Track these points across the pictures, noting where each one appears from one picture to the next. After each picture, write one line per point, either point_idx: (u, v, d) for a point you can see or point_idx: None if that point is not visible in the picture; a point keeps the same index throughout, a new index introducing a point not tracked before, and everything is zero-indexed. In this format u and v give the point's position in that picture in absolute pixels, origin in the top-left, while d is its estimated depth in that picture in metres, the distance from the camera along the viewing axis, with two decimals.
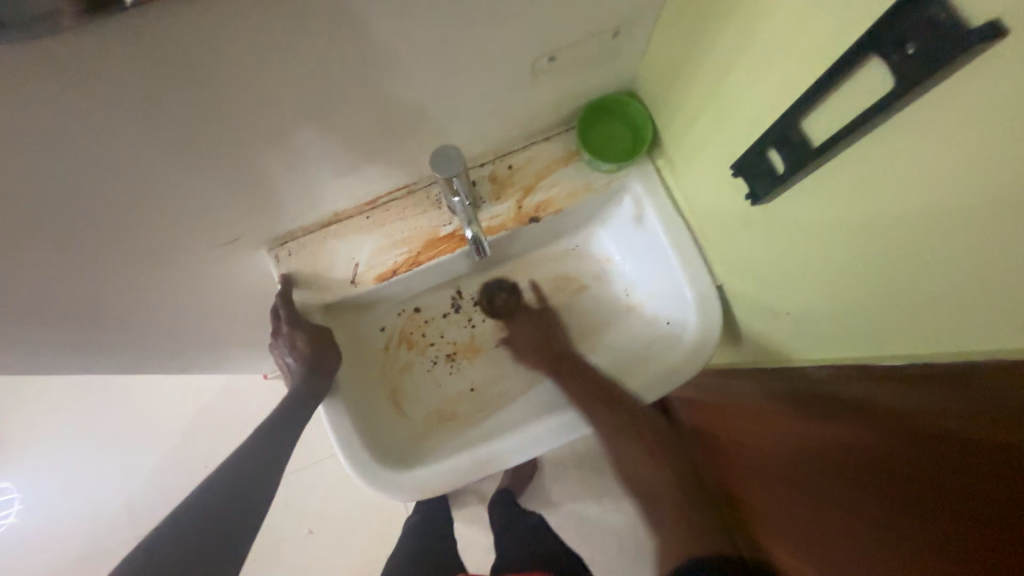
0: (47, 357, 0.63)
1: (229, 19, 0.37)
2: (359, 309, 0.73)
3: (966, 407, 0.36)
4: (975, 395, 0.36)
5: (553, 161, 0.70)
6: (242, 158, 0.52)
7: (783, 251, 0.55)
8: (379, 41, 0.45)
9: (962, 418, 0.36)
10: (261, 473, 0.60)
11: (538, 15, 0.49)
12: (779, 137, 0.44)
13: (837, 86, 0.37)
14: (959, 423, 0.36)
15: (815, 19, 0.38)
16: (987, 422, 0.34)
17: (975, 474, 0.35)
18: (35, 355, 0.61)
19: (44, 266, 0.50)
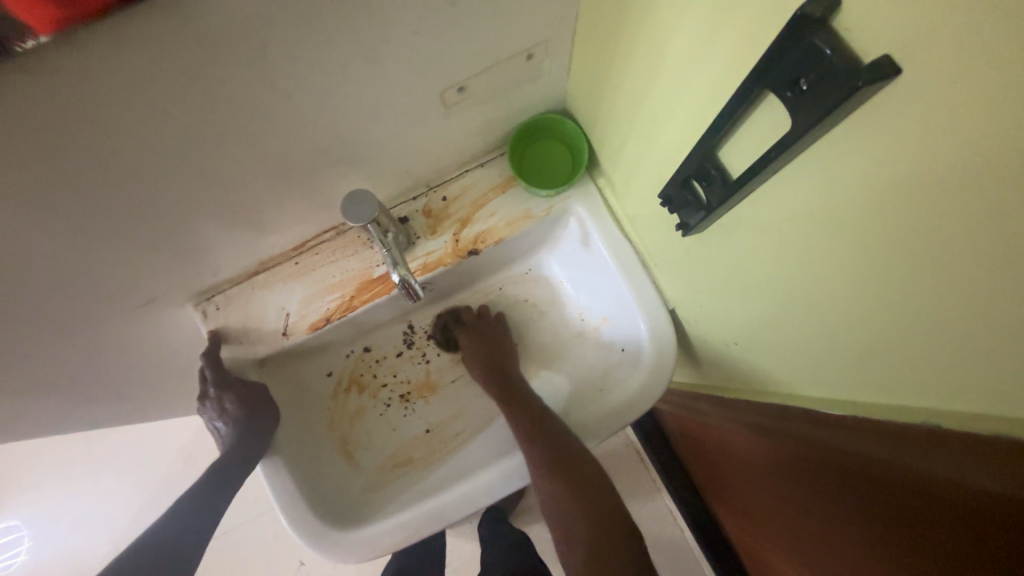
0: None
1: (60, 95, 0.33)
2: (301, 357, 0.70)
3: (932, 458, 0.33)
4: (933, 445, 0.32)
5: (489, 189, 0.67)
6: (135, 224, 0.48)
7: (726, 280, 0.51)
8: (256, 92, 0.41)
9: (934, 468, 0.33)
10: (192, 532, 0.56)
11: (434, 48, 0.45)
12: (697, 168, 0.41)
13: (742, 118, 0.34)
14: (933, 473, 0.33)
15: (717, 41, 0.34)
16: (962, 479, 0.30)
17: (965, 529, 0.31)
18: None
19: None
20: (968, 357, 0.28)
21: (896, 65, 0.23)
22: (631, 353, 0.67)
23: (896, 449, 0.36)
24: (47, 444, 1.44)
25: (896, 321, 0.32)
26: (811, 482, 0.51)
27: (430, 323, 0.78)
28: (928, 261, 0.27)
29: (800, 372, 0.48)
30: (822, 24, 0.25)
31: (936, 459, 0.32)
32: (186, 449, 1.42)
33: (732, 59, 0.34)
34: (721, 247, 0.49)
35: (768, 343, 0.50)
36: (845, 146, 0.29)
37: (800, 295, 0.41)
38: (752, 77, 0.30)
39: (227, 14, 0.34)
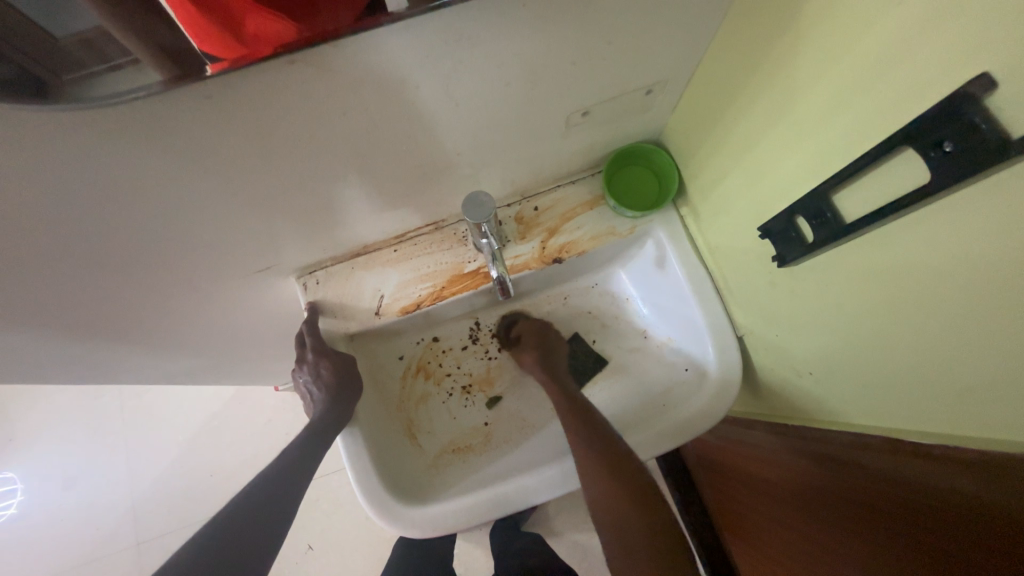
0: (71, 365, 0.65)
1: (290, 78, 0.39)
2: (381, 337, 0.75)
3: (982, 487, 0.40)
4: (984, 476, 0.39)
5: (579, 205, 0.72)
6: (280, 194, 0.54)
7: (811, 311, 0.55)
8: (425, 98, 0.48)
9: (979, 493, 0.40)
10: (283, 495, 0.60)
11: (577, 77, 0.51)
12: (811, 208, 0.47)
13: (875, 168, 0.39)
14: (977, 498, 0.40)
15: (854, 102, 0.40)
16: (1007, 502, 0.38)
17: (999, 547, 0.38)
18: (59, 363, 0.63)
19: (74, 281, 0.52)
20: None
21: None
22: (696, 374, 0.71)
23: (985, 482, 0.39)
24: (85, 393, 1.50)
25: (1010, 356, 0.35)
26: (869, 513, 0.54)
27: (496, 322, 0.82)
28: None
29: (876, 405, 0.51)
30: (975, 101, 0.31)
31: (1005, 492, 0.38)
32: (216, 418, 1.45)
33: (864, 117, 0.39)
34: (811, 281, 0.53)
35: (843, 378, 0.54)
36: (972, 206, 0.34)
37: (896, 332, 0.45)
38: (896, 135, 0.36)
39: (440, 32, 0.40)
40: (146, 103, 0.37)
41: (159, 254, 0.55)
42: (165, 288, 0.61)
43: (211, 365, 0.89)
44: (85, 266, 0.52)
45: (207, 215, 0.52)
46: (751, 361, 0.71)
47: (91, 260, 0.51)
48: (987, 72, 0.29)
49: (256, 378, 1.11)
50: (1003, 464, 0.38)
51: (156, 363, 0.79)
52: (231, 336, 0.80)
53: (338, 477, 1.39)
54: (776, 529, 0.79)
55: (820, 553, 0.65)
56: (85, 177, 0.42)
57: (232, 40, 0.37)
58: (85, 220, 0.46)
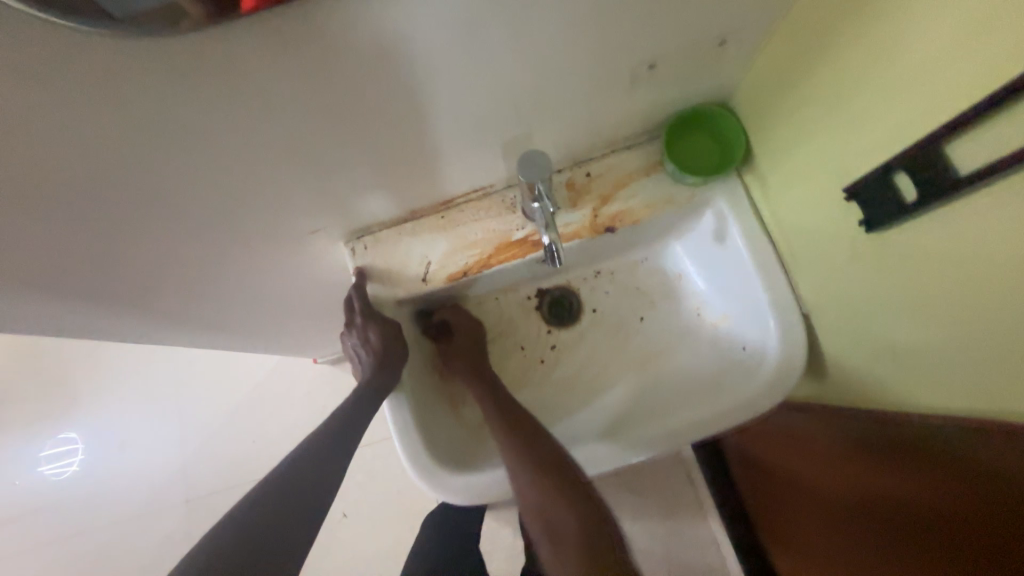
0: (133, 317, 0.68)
1: (351, 19, 0.37)
2: (426, 306, 0.74)
3: None
4: None
5: (633, 172, 0.68)
6: (333, 151, 0.53)
7: (893, 284, 0.50)
8: (485, 49, 0.45)
9: None
10: (331, 456, 0.61)
11: (646, 25, 0.47)
12: (913, 164, 0.42)
13: (1002, 112, 0.34)
14: None
15: (978, 40, 0.35)
16: None
17: None
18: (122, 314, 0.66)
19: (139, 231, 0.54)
20: None
21: None
22: (753, 354, 0.67)
23: None
24: (138, 358, 1.58)
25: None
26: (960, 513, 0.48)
27: (539, 295, 0.80)
28: None
29: (968, 390, 0.46)
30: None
31: None
32: (258, 387, 1.51)
33: (990, 54, 0.34)
34: (897, 252, 0.48)
35: (930, 358, 0.49)
36: None
37: (1000, 306, 0.40)
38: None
39: None
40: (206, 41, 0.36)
41: (216, 210, 0.56)
42: (221, 247, 0.62)
43: (258, 329, 0.91)
44: (146, 217, 0.53)
45: (264, 170, 0.52)
46: (816, 343, 0.66)
47: (153, 213, 0.52)
48: None
49: (298, 347, 1.14)
50: None
51: (207, 324, 0.82)
52: (278, 300, 0.81)
53: (372, 451, 1.42)
54: (829, 533, 0.74)
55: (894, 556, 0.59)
56: (151, 125, 0.42)
57: None
58: (148, 169, 0.47)
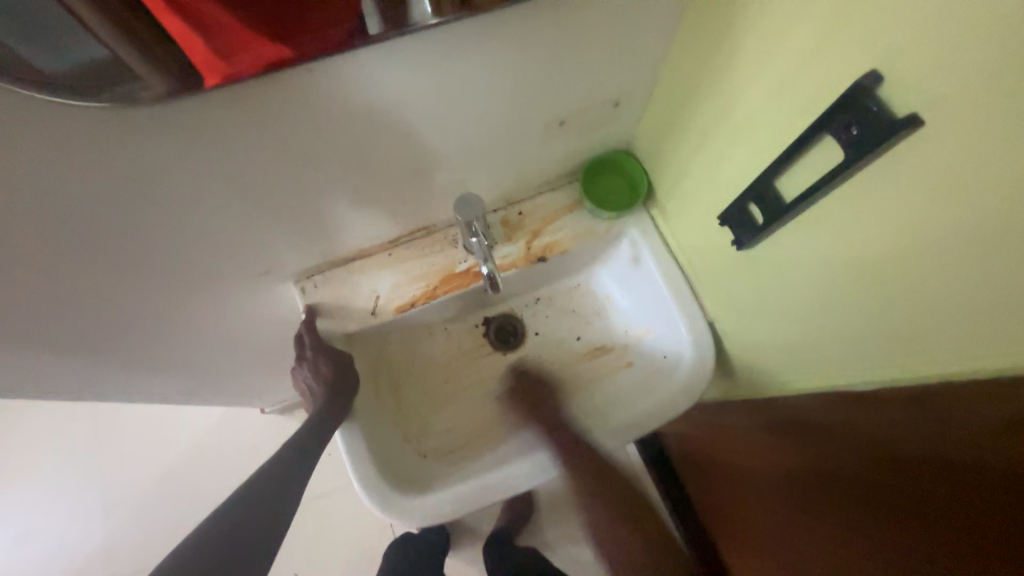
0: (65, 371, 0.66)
1: (301, 85, 0.45)
2: (376, 338, 0.78)
3: (952, 430, 0.40)
4: (951, 415, 0.41)
5: (559, 209, 0.78)
6: (284, 197, 0.58)
7: (765, 289, 0.62)
8: (419, 108, 0.54)
9: (953, 442, 0.40)
10: (279, 493, 0.61)
11: (552, 90, 0.58)
12: (758, 194, 0.54)
13: (804, 154, 0.46)
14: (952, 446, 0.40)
15: (780, 105, 0.48)
16: (973, 444, 0.38)
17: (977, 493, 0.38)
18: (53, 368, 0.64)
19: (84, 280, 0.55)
20: (960, 334, 0.39)
21: (920, 120, 0.35)
22: (673, 361, 0.76)
23: (944, 413, 0.41)
24: (54, 428, 1.44)
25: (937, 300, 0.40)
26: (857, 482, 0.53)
27: (486, 323, 0.86)
28: (928, 259, 0.39)
29: (827, 369, 0.57)
30: (869, 91, 0.38)
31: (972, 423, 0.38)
32: (197, 446, 1.41)
33: (790, 112, 0.47)
34: (764, 263, 0.60)
35: (799, 348, 0.60)
36: (873, 181, 0.41)
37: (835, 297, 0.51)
38: (814, 123, 0.43)
39: (434, 44, 0.46)
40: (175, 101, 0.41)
41: (165, 257, 0.58)
42: (168, 294, 0.64)
43: (202, 380, 0.89)
44: (92, 268, 0.54)
45: (217, 216, 0.56)
46: (723, 347, 0.76)
47: (99, 262, 0.54)
48: (874, 68, 0.37)
49: (245, 397, 1.10)
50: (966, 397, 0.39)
51: (148, 379, 0.80)
52: (225, 347, 0.81)
53: (326, 501, 1.35)
54: (767, 517, 0.76)
55: (809, 532, 0.63)
56: (109, 177, 0.46)
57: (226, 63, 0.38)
58: (100, 219, 0.49)
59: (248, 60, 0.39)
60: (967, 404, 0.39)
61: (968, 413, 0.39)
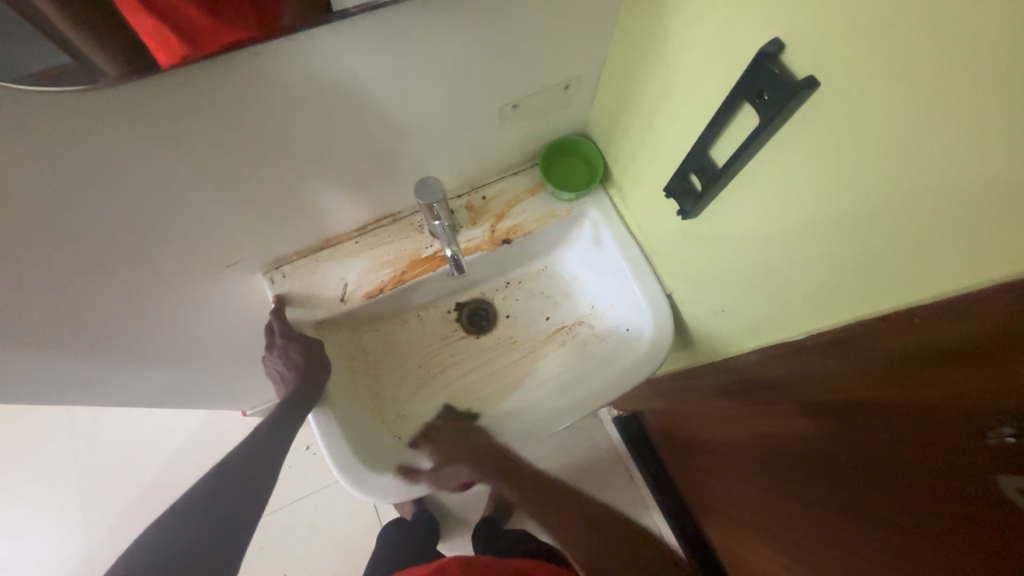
0: (33, 370, 0.66)
1: (251, 72, 0.46)
2: (348, 325, 0.79)
3: (865, 368, 0.44)
4: (866, 352, 0.44)
5: (521, 192, 0.81)
6: (245, 186, 0.60)
7: (711, 257, 0.65)
8: (372, 94, 0.56)
9: (872, 389, 0.43)
10: (256, 468, 0.63)
11: (502, 74, 0.61)
12: (695, 164, 0.57)
13: (729, 122, 0.50)
14: (873, 393, 0.43)
15: (709, 79, 0.51)
16: (886, 387, 0.41)
17: (920, 441, 0.40)
18: (19, 368, 0.64)
19: (46, 277, 0.55)
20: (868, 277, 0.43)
21: (817, 80, 0.39)
22: (636, 334, 0.80)
23: (864, 355, 0.44)
24: (29, 440, 1.41)
25: (857, 255, 0.44)
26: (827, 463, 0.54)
27: (457, 307, 0.88)
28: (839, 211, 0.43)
29: (766, 328, 0.61)
30: (774, 58, 0.42)
31: (887, 352, 0.41)
32: (178, 451, 1.38)
33: (717, 84, 0.50)
34: (709, 232, 0.63)
35: (744, 310, 0.64)
36: (788, 143, 0.45)
37: (769, 257, 0.55)
38: (733, 92, 0.47)
39: (379, 30, 0.48)
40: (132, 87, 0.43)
41: (128, 250, 0.59)
42: (134, 289, 0.64)
43: (177, 378, 0.89)
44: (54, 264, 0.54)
45: (179, 206, 0.57)
46: (682, 319, 0.80)
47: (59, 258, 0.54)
48: (776, 37, 0.41)
49: (221, 395, 1.10)
50: (888, 330, 0.41)
51: (118, 379, 0.79)
52: (196, 343, 0.81)
53: (314, 499, 1.36)
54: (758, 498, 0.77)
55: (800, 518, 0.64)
56: (64, 168, 0.46)
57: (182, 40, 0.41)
58: (57, 212, 0.50)
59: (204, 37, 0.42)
60: (883, 338, 0.42)
61: (882, 348, 0.42)
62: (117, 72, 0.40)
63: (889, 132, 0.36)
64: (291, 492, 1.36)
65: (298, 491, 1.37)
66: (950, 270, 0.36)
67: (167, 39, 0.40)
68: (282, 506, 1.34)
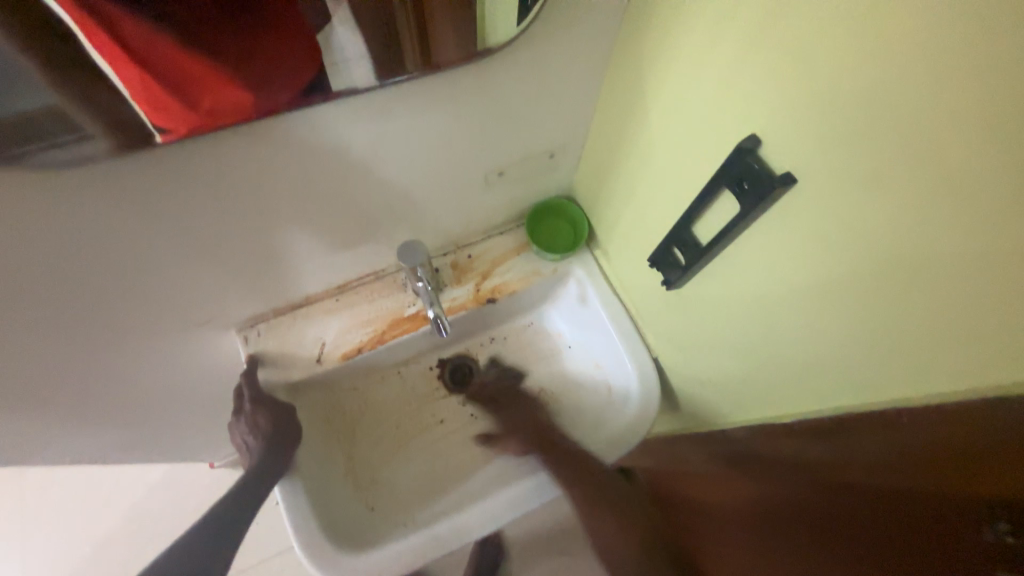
0: None
1: (234, 144, 0.46)
2: (324, 386, 0.76)
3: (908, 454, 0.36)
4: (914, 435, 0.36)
5: (506, 251, 0.81)
6: (222, 250, 0.58)
7: (696, 325, 0.65)
8: (357, 163, 0.56)
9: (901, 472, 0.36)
10: (217, 543, 0.56)
11: (488, 143, 0.62)
12: (678, 238, 0.58)
13: (710, 204, 0.51)
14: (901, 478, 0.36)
15: (688, 160, 0.53)
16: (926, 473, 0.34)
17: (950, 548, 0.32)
18: None
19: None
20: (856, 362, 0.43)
21: (795, 177, 0.40)
22: (622, 397, 0.78)
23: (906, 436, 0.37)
24: None
25: (846, 344, 0.43)
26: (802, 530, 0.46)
27: (440, 365, 0.85)
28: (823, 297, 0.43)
29: (754, 402, 0.60)
30: (751, 152, 0.43)
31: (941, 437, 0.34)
32: (134, 510, 1.27)
33: (697, 166, 0.52)
34: (693, 301, 0.63)
35: (730, 381, 0.63)
36: (769, 228, 0.46)
37: (754, 331, 0.55)
38: (713, 178, 0.48)
39: (366, 107, 0.49)
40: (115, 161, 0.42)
41: (94, 319, 0.55)
42: (100, 358, 0.60)
43: (137, 440, 0.83)
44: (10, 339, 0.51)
45: (150, 273, 0.55)
46: (668, 381, 0.79)
47: (15, 333, 0.50)
48: (753, 133, 0.42)
49: (185, 454, 1.03)
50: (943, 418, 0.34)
51: (70, 448, 0.73)
52: (160, 408, 0.76)
53: (281, 562, 1.26)
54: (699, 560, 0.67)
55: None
56: (29, 244, 0.44)
57: (187, 113, 0.40)
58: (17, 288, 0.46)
59: (208, 110, 0.41)
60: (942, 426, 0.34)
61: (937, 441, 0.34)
62: (109, 144, 0.39)
63: (872, 235, 0.37)
64: (257, 553, 1.26)
65: (264, 551, 1.27)
66: (939, 375, 0.36)
67: (159, 99, 0.38)
68: (246, 570, 1.24)
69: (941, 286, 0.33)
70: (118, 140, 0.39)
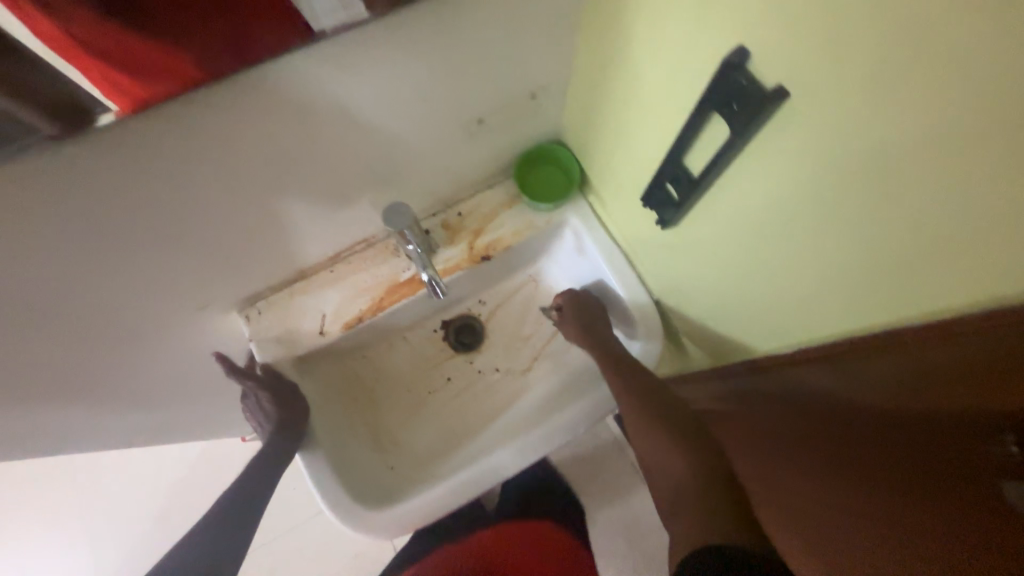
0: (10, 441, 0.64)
1: (190, 121, 0.44)
2: (331, 356, 0.77)
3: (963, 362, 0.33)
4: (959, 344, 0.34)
5: (497, 205, 0.78)
6: (205, 234, 0.57)
7: (695, 263, 0.63)
8: (325, 127, 0.53)
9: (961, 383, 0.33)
10: (250, 502, 0.65)
11: (462, 92, 0.58)
12: (670, 174, 0.55)
13: (700, 132, 0.48)
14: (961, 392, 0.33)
15: (674, 88, 0.49)
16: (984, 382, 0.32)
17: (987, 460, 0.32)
18: None
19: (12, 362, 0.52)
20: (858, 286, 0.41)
21: (787, 90, 0.37)
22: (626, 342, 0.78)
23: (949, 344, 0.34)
24: (32, 486, 1.40)
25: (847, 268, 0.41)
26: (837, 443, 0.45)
27: (443, 326, 0.86)
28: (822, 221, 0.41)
29: (757, 336, 0.59)
30: (738, 67, 0.39)
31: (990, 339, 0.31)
32: (181, 484, 1.37)
33: (684, 93, 0.48)
34: (690, 239, 0.61)
35: (733, 317, 0.62)
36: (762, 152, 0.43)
37: (754, 264, 0.53)
38: (700, 103, 0.44)
39: (322, 65, 0.46)
40: (64, 152, 0.39)
41: (92, 316, 0.56)
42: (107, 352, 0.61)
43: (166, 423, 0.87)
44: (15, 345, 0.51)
45: (137, 264, 0.55)
46: (672, 322, 0.78)
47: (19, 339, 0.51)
48: (742, 44, 0.38)
49: (216, 430, 1.09)
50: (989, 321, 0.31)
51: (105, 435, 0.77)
52: (181, 394, 0.79)
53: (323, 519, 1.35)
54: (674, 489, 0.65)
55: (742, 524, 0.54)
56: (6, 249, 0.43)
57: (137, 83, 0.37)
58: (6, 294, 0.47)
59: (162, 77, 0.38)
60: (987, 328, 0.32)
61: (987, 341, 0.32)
62: (48, 129, 0.37)
63: (878, 154, 0.34)
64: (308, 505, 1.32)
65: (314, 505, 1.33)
66: (944, 299, 0.34)
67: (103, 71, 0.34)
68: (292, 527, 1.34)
69: (946, 213, 0.31)
70: (56, 124, 0.37)
